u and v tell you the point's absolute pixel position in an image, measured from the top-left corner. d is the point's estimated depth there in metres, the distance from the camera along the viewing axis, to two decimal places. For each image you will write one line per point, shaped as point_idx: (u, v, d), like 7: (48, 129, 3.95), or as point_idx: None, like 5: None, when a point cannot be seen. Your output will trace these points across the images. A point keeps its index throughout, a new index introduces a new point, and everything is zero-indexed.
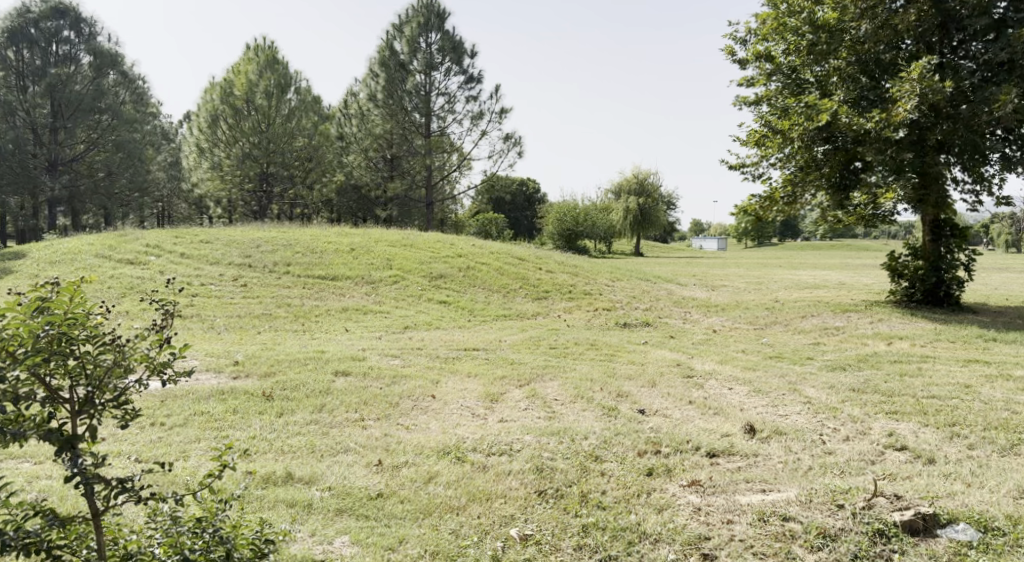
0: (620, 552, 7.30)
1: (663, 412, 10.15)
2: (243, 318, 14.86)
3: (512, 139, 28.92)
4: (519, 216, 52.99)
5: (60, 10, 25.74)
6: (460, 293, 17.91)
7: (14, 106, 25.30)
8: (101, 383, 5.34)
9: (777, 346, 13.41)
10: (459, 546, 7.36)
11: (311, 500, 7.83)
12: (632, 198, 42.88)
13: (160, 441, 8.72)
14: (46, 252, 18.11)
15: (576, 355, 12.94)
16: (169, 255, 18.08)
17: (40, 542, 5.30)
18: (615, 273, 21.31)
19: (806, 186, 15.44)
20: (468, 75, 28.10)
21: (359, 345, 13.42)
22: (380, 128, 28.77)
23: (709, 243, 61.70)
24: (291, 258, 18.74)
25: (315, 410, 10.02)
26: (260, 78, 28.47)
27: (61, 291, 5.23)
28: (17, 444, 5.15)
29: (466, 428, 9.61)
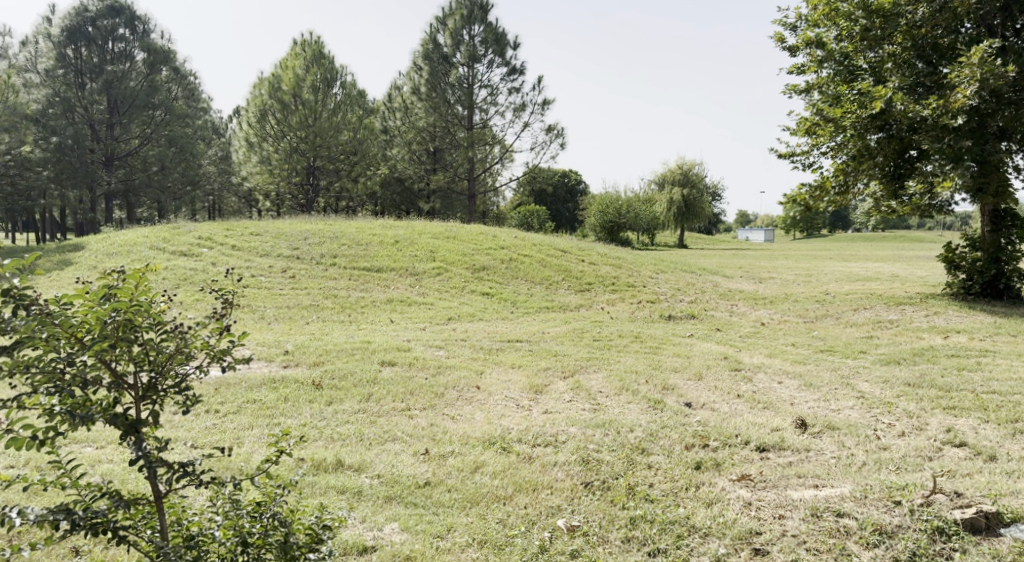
0: (668, 546, 7.27)
1: (710, 405, 10.07)
2: (292, 309, 15.09)
3: (556, 130, 28.74)
4: (561, 208, 52.98)
5: (115, 9, 25.94)
6: (502, 285, 17.95)
7: (73, 103, 25.81)
8: (164, 369, 5.47)
9: (829, 340, 13.20)
10: (507, 535, 7.39)
11: (361, 487, 7.94)
12: (676, 188, 42.44)
13: (215, 428, 8.95)
14: (103, 244, 18.59)
15: (621, 347, 12.90)
16: (220, 247, 18.42)
17: (107, 522, 5.44)
18: (659, 265, 21.16)
19: (859, 175, 15.06)
20: (511, 66, 28.02)
21: (404, 336, 13.54)
22: (423, 122, 28.91)
23: (755, 234, 60.92)
24: (338, 250, 18.95)
25: (362, 399, 10.14)
26: (306, 73, 28.65)
27: (127, 278, 5.34)
28: (85, 427, 5.26)
29: (511, 419, 9.64)
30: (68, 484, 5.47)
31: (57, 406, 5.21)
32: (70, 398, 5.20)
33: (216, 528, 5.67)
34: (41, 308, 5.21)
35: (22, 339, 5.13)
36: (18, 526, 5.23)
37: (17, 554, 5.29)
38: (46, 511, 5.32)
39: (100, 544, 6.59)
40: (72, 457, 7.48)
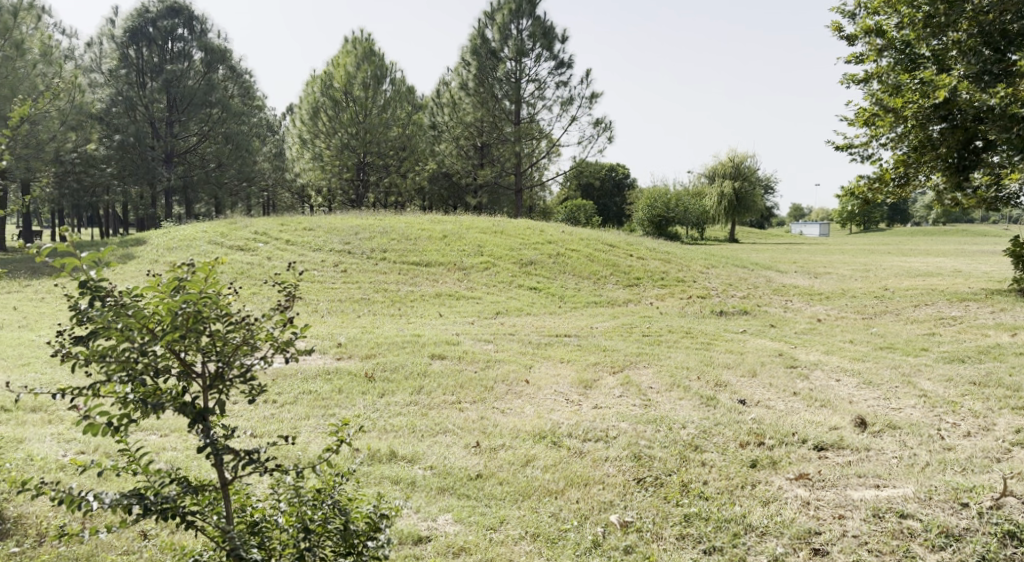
0: (725, 544, 7.20)
1: (765, 403, 9.95)
2: (344, 302, 15.26)
3: (604, 124, 28.50)
4: (608, 202, 52.59)
5: (175, 9, 26.45)
6: (550, 280, 17.92)
7: (134, 102, 26.47)
8: (230, 359, 5.56)
9: (888, 337, 12.89)
10: (560, 529, 7.39)
11: (414, 478, 8.02)
12: (727, 181, 41.89)
13: (273, 418, 9.17)
14: (164, 239, 19.09)
15: (671, 343, 12.80)
16: (275, 242, 18.73)
17: (177, 507, 5.57)
18: (710, 260, 20.91)
19: (921, 167, 14.62)
20: (559, 60, 27.89)
21: (454, 330, 13.61)
22: (470, 117, 29.08)
23: (810, 228, 59.65)
24: (388, 245, 19.12)
25: (414, 392, 10.23)
26: (357, 70, 28.89)
27: (197, 271, 5.44)
28: (156, 415, 5.42)
29: (561, 414, 9.64)
30: (140, 469, 5.61)
31: (131, 394, 5.36)
32: (142, 386, 5.35)
33: (279, 514, 5.81)
34: (116, 299, 5.36)
35: (98, 329, 5.29)
36: (94, 510, 5.38)
37: (92, 536, 5.45)
38: (120, 495, 5.47)
39: (169, 529, 6.84)
40: (140, 444, 7.89)
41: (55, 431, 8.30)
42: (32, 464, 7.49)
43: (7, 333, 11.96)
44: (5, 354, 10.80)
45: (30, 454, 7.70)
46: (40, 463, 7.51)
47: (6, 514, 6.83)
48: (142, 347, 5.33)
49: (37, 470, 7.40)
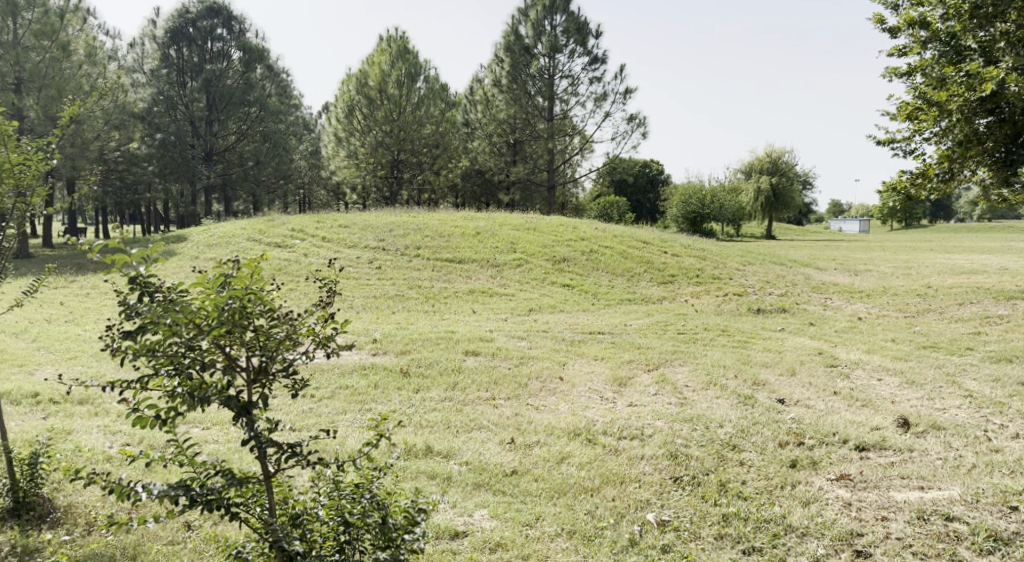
0: (764, 544, 7.13)
1: (805, 402, 9.82)
2: (378, 299, 15.37)
3: (637, 120, 28.27)
4: (642, 198, 52.29)
5: (214, 10, 26.73)
6: (583, 277, 17.86)
7: (175, 101, 26.94)
8: (273, 354, 5.63)
9: (932, 336, 12.66)
10: (596, 527, 7.37)
11: (450, 473, 8.04)
12: (764, 177, 41.40)
13: (311, 412, 9.27)
14: (204, 236, 19.40)
15: (707, 340, 12.69)
16: (311, 239, 18.91)
17: (221, 499, 5.63)
18: (747, 257, 20.68)
19: (966, 162, 13.39)
20: (593, 56, 27.75)
21: (487, 326, 13.63)
22: (503, 114, 29.08)
23: (849, 223, 58.72)
24: (422, 242, 19.20)
25: (449, 388, 10.27)
26: (391, 69, 29.01)
27: (242, 267, 5.51)
28: (202, 408, 5.48)
29: (595, 411, 9.62)
30: (186, 461, 5.69)
31: (178, 387, 5.43)
32: (189, 380, 5.43)
33: (319, 507, 5.86)
34: (164, 295, 5.44)
35: (147, 325, 5.37)
36: (142, 501, 5.46)
37: (139, 526, 5.53)
38: (167, 486, 5.54)
39: (212, 518, 6.97)
40: (185, 436, 8.13)
41: (101, 423, 8.47)
42: (80, 455, 7.63)
43: (54, 327, 12.23)
44: (52, 347, 11.04)
45: (78, 445, 7.85)
46: (89, 454, 7.65)
47: (56, 504, 6.98)
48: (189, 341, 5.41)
49: (85, 460, 7.54)
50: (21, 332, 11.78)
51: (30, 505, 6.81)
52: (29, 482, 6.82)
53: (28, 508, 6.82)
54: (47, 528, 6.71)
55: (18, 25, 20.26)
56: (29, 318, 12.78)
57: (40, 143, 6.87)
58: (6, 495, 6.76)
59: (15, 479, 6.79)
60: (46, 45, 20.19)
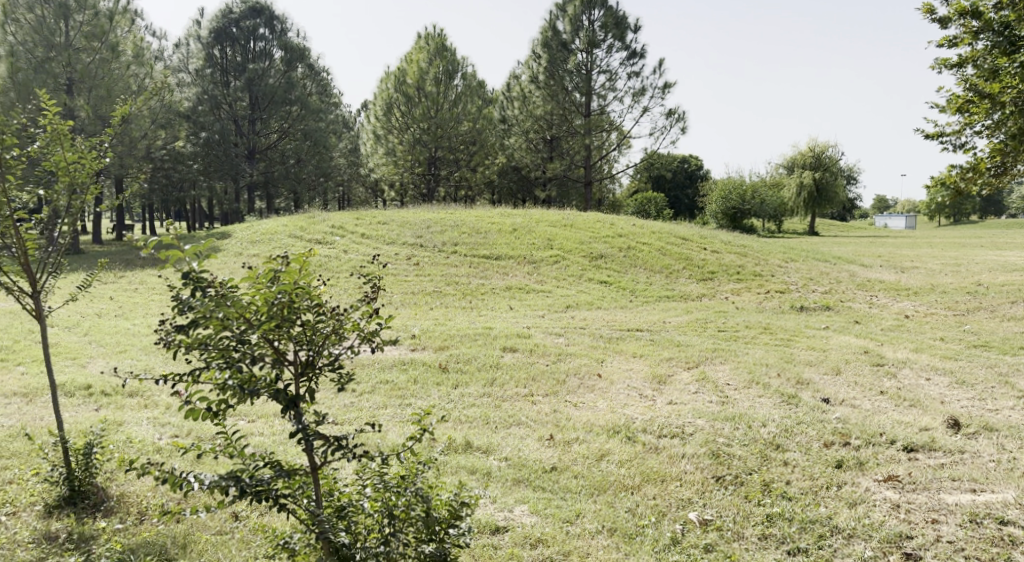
0: (810, 545, 7.04)
1: (850, 402, 9.68)
2: (416, 295, 15.44)
3: (676, 115, 27.97)
4: (680, 194, 51.88)
5: (257, 10, 27.16)
6: (621, 273, 17.77)
7: (219, 100, 27.26)
8: (320, 348, 5.70)
9: (983, 335, 12.40)
10: (638, 525, 7.33)
11: (490, 468, 8.05)
12: (807, 172, 40.78)
13: (352, 406, 9.37)
14: (247, 233, 19.65)
15: (749, 338, 12.55)
16: (351, 236, 19.07)
17: (270, 490, 5.71)
18: (789, 254, 20.40)
19: (1020, 157, 12.89)
20: (631, 50, 27.53)
21: (524, 323, 13.64)
22: (540, 110, 28.98)
23: (896, 220, 57.58)
24: (459, 239, 19.26)
25: (487, 383, 10.29)
26: (429, 66, 29.22)
27: (291, 262, 5.58)
28: (253, 401, 5.56)
29: (635, 409, 9.57)
30: (236, 452, 5.78)
31: (229, 380, 5.50)
32: (239, 373, 5.49)
33: (365, 500, 5.91)
34: (216, 290, 5.52)
35: (199, 319, 5.44)
36: (195, 491, 5.57)
37: (191, 516, 5.61)
38: (218, 477, 5.63)
39: (261, 508, 7.08)
40: (234, 428, 8.32)
41: (151, 416, 8.63)
42: (131, 446, 7.80)
43: (105, 321, 12.50)
44: (104, 341, 11.29)
45: (130, 436, 8.01)
46: (139, 445, 7.81)
47: (110, 493, 7.13)
48: (240, 335, 5.48)
49: (137, 451, 7.71)
50: (73, 326, 12.07)
51: (85, 494, 6.96)
52: (84, 471, 6.95)
53: (83, 497, 6.97)
54: (101, 517, 6.86)
55: (69, 27, 20.34)
56: (81, 312, 13.08)
57: (94, 142, 7.01)
58: (62, 483, 6.91)
59: (70, 468, 6.93)
60: (96, 46, 20.59)
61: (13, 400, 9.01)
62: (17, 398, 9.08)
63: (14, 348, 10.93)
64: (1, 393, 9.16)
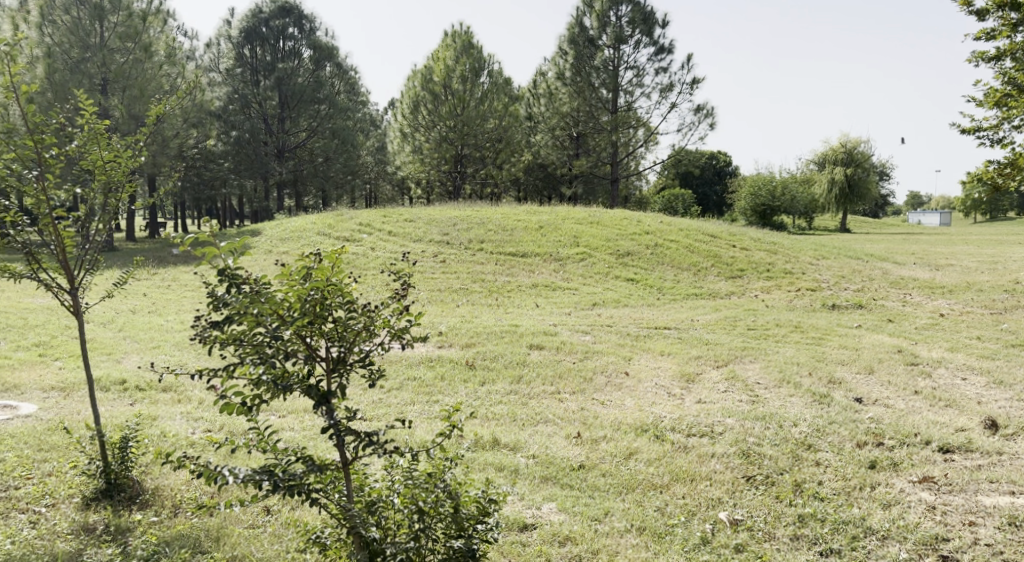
0: (843, 547, 6.95)
1: (883, 401, 9.55)
2: (443, 292, 15.48)
3: (704, 111, 27.72)
4: (708, 190, 51.50)
5: (286, 9, 27.35)
6: (648, 271, 17.67)
7: (250, 99, 27.57)
8: (352, 344, 5.73)
9: (1021, 334, 12.18)
10: (667, 524, 7.28)
11: (517, 466, 8.05)
12: (838, 168, 40.28)
13: (381, 402, 9.41)
14: (276, 230, 19.82)
15: (779, 337, 12.43)
16: (378, 233, 19.15)
17: (302, 485, 5.74)
18: (821, 251, 20.16)
19: None
20: (659, 46, 27.36)
21: (550, 320, 13.62)
22: (567, 107, 28.81)
23: (930, 216, 56.70)
24: (485, 236, 19.27)
25: (514, 381, 10.29)
26: (456, 64, 29.17)
27: (324, 259, 5.61)
28: (286, 396, 5.61)
29: (663, 407, 9.52)
30: (268, 447, 5.82)
31: (263, 375, 5.54)
32: (273, 368, 5.53)
33: (394, 495, 5.92)
34: (251, 287, 5.55)
35: (234, 315, 5.48)
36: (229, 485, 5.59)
37: (225, 509, 5.64)
38: (251, 471, 5.66)
39: (293, 502, 7.14)
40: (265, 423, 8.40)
41: (184, 410, 8.73)
42: (166, 440, 7.90)
43: (139, 316, 12.67)
44: (138, 336, 11.45)
45: (164, 431, 8.11)
46: (173, 439, 7.91)
47: (145, 486, 7.22)
48: (274, 331, 5.52)
49: (171, 445, 7.80)
50: (108, 322, 12.24)
51: (121, 487, 7.05)
52: (120, 465, 7.05)
53: (119, 489, 7.06)
54: (136, 510, 6.95)
55: (104, 28, 20.63)
56: (116, 308, 13.27)
57: (129, 141, 7.08)
58: (99, 476, 7.01)
59: (106, 461, 7.04)
60: (130, 47, 20.85)
61: (51, 395, 9.17)
62: (55, 393, 9.23)
63: (52, 343, 11.12)
64: (40, 388, 9.33)
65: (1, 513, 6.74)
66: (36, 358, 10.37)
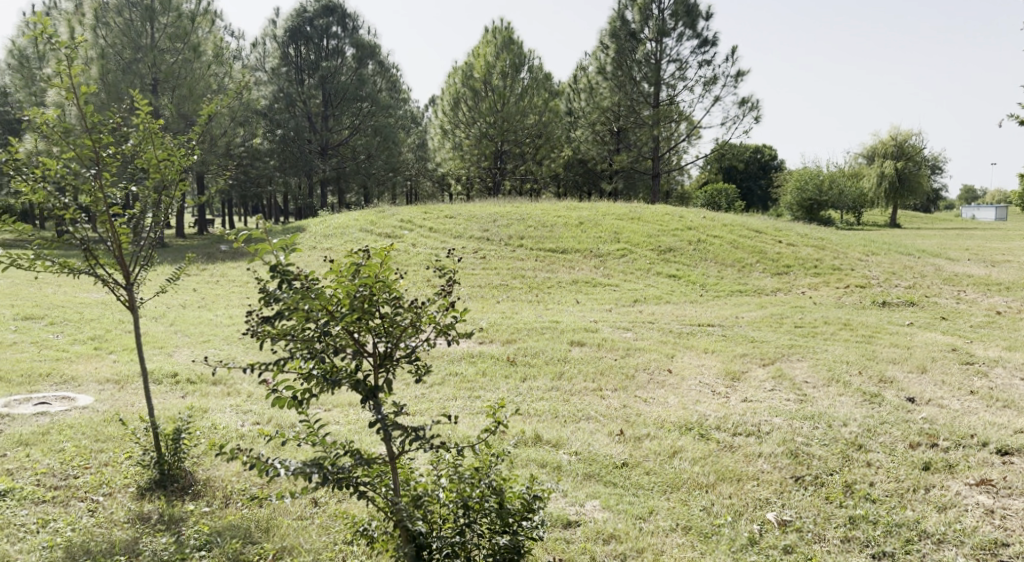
0: (897, 550, 6.80)
1: (937, 401, 9.32)
2: (483, 288, 15.49)
3: (748, 104, 27.20)
4: (753, 184, 50.82)
5: (330, 8, 27.36)
6: (690, 267, 17.49)
7: (294, 97, 27.88)
8: (399, 339, 5.74)
9: None
10: (713, 524, 7.18)
11: (560, 462, 8.01)
12: (888, 161, 39.40)
13: (423, 397, 9.44)
14: (320, 227, 20.00)
15: (827, 335, 12.21)
16: (419, 230, 19.23)
17: (350, 478, 5.79)
18: (870, 247, 19.75)
19: None
20: (702, 38, 27.00)
21: (591, 317, 13.54)
22: (607, 102, 28.63)
23: (985, 210, 55.23)
24: (525, 232, 19.23)
25: (555, 377, 10.26)
26: (496, 60, 29.10)
27: (373, 256, 5.62)
28: (334, 391, 5.64)
29: (707, 406, 9.41)
30: (318, 440, 5.87)
31: (314, 369, 5.60)
32: (323, 363, 5.58)
33: (440, 489, 5.93)
34: (302, 283, 5.59)
35: (286, 310, 5.53)
36: (280, 477, 5.65)
37: (276, 501, 5.70)
38: (301, 464, 5.71)
39: (341, 495, 7.20)
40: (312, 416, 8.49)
41: (234, 403, 8.85)
42: (216, 432, 8.02)
43: (188, 311, 12.89)
44: (188, 331, 11.64)
45: (215, 423, 8.24)
46: (224, 431, 8.03)
47: (197, 477, 7.33)
48: (324, 327, 5.56)
49: (222, 437, 7.92)
50: (159, 316, 12.48)
51: (174, 477, 7.17)
52: (173, 456, 7.17)
53: (173, 480, 7.18)
54: (189, 500, 7.06)
55: (154, 29, 20.96)
56: (167, 303, 13.51)
57: (181, 140, 7.18)
58: (153, 466, 7.14)
59: (160, 452, 7.16)
60: (179, 47, 21.19)
61: (106, 387, 9.36)
62: (109, 385, 9.43)
63: (106, 337, 11.35)
64: (96, 380, 9.53)
65: (61, 501, 6.90)
66: (91, 351, 10.61)
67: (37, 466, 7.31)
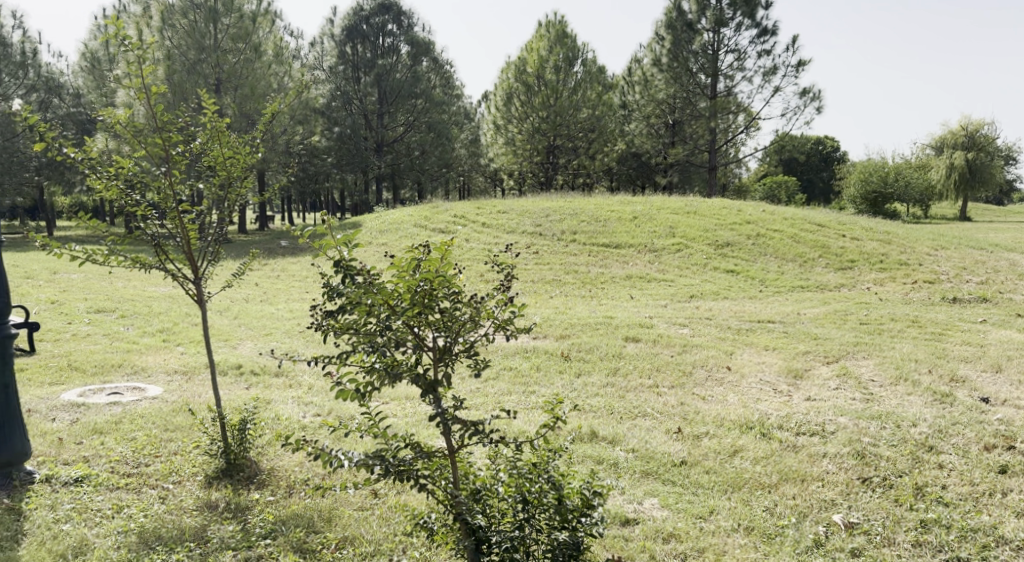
0: (971, 555, 6.57)
1: (1014, 402, 8.98)
2: (537, 283, 15.44)
3: (808, 93, 26.53)
4: (813, 177, 49.72)
5: (386, 6, 27.57)
6: (749, 262, 17.17)
7: (351, 96, 28.35)
8: (458, 333, 5.72)
9: None
10: (777, 525, 7.01)
11: (617, 459, 7.92)
12: (958, 152, 38.11)
13: (479, 391, 9.45)
14: (375, 223, 20.16)
15: (893, 332, 11.85)
16: (472, 225, 19.26)
17: (411, 470, 5.79)
18: (939, 241, 19.10)
19: None
20: (761, 28, 26.49)
21: (646, 312, 13.38)
22: (662, 93, 28.16)
23: None
24: (578, 227, 19.11)
25: (610, 373, 10.16)
26: (550, 54, 29.21)
27: (433, 251, 5.61)
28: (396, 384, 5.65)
29: (768, 404, 9.21)
30: (379, 432, 5.85)
31: (376, 363, 5.58)
32: (384, 357, 5.56)
33: (499, 484, 5.88)
34: (364, 277, 5.61)
35: (349, 304, 5.54)
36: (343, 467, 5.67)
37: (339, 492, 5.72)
38: (364, 455, 5.73)
39: (399, 487, 7.24)
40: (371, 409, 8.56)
41: (295, 395, 8.97)
42: (280, 423, 8.15)
43: (251, 305, 13.11)
44: (250, 324, 11.83)
45: (277, 414, 8.35)
46: (287, 423, 8.14)
47: (261, 467, 7.45)
48: (385, 321, 5.56)
49: (285, 428, 8.04)
50: (223, 310, 12.72)
51: (239, 466, 7.29)
52: (239, 445, 7.30)
53: (239, 469, 7.30)
54: (254, 489, 7.16)
55: (217, 29, 21.36)
56: (230, 297, 13.77)
57: (246, 138, 7.29)
58: (220, 455, 7.28)
59: (227, 442, 7.29)
60: (241, 47, 21.57)
61: (174, 378, 9.58)
62: (177, 376, 9.65)
63: (173, 330, 11.61)
64: (164, 371, 9.76)
65: (133, 488, 7.06)
66: (159, 344, 10.86)
67: (110, 454, 7.50)
